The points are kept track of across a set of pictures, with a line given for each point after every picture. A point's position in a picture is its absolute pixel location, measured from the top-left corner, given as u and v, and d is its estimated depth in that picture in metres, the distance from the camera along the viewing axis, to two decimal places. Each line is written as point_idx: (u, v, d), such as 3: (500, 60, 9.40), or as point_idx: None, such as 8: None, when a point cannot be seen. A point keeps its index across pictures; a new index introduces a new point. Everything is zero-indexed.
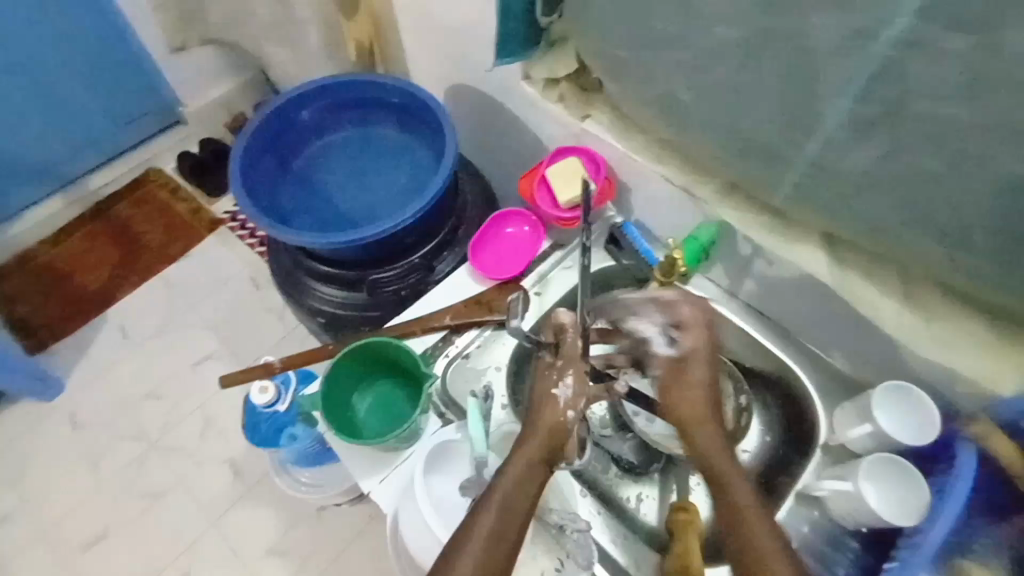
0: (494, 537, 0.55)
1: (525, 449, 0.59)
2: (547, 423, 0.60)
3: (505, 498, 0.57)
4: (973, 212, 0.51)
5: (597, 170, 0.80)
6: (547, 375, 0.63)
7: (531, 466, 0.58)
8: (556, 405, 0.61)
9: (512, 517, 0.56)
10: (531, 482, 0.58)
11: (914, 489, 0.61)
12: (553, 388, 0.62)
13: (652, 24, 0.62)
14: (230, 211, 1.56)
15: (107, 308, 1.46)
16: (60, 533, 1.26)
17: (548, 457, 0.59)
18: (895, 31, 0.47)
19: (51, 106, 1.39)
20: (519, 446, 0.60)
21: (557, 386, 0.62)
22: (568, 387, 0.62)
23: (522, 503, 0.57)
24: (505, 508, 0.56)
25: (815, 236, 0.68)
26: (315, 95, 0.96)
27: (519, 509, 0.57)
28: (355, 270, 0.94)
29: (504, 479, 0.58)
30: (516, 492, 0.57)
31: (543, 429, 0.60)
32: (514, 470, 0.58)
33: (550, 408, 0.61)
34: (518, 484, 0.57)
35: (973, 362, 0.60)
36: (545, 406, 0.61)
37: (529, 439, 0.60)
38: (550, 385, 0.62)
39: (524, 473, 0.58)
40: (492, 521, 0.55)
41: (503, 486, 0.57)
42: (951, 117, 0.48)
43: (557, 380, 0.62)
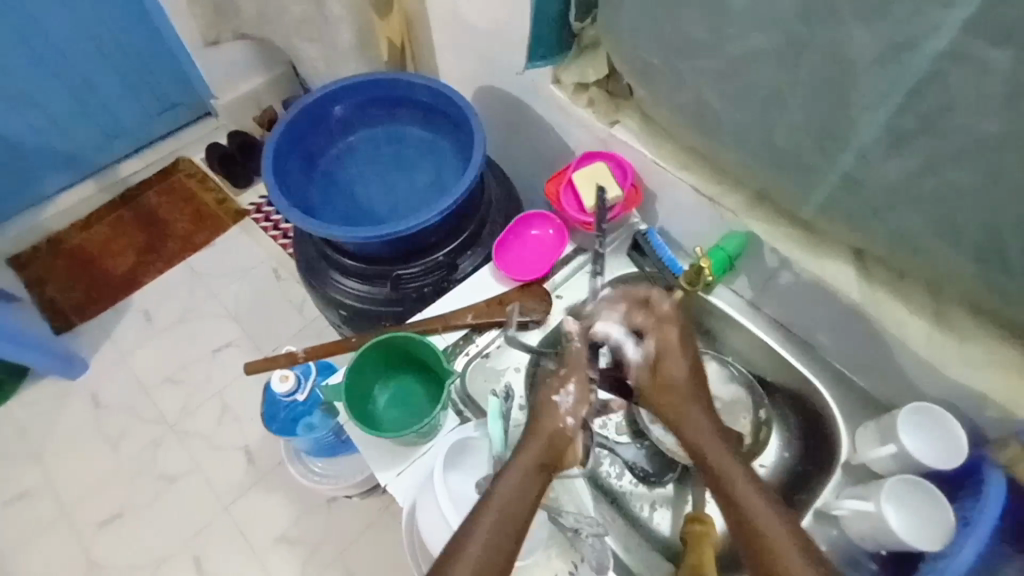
0: (494, 543, 0.56)
1: (527, 451, 0.62)
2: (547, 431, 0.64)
3: (505, 506, 0.58)
4: (1011, 233, 0.50)
5: (624, 176, 0.80)
6: (548, 383, 0.67)
7: (532, 473, 0.60)
8: (555, 412, 0.65)
9: (512, 523, 0.58)
10: (533, 485, 0.60)
11: (938, 512, 0.59)
12: (555, 395, 0.66)
13: (685, 31, 0.62)
14: (255, 203, 1.59)
15: (131, 292, 1.49)
16: (78, 511, 1.29)
17: (548, 462, 0.62)
18: (937, 45, 0.46)
19: (87, 94, 1.43)
20: (520, 450, 0.62)
21: (558, 393, 0.66)
22: (570, 395, 0.66)
23: (522, 507, 0.58)
24: (505, 515, 0.58)
25: (843, 250, 0.67)
26: (347, 91, 0.97)
27: (519, 513, 0.58)
28: (379, 265, 0.95)
29: (504, 487, 0.59)
30: (516, 500, 0.59)
31: (542, 437, 0.63)
32: (515, 476, 0.60)
33: (550, 414, 0.65)
34: (520, 486, 0.59)
35: (1003, 384, 0.59)
36: (545, 412, 0.65)
37: (528, 446, 0.62)
38: (550, 392, 0.66)
39: (524, 482, 0.60)
40: (491, 527, 0.57)
41: (503, 494, 0.59)
42: (991, 135, 0.47)
43: (559, 387, 0.66)
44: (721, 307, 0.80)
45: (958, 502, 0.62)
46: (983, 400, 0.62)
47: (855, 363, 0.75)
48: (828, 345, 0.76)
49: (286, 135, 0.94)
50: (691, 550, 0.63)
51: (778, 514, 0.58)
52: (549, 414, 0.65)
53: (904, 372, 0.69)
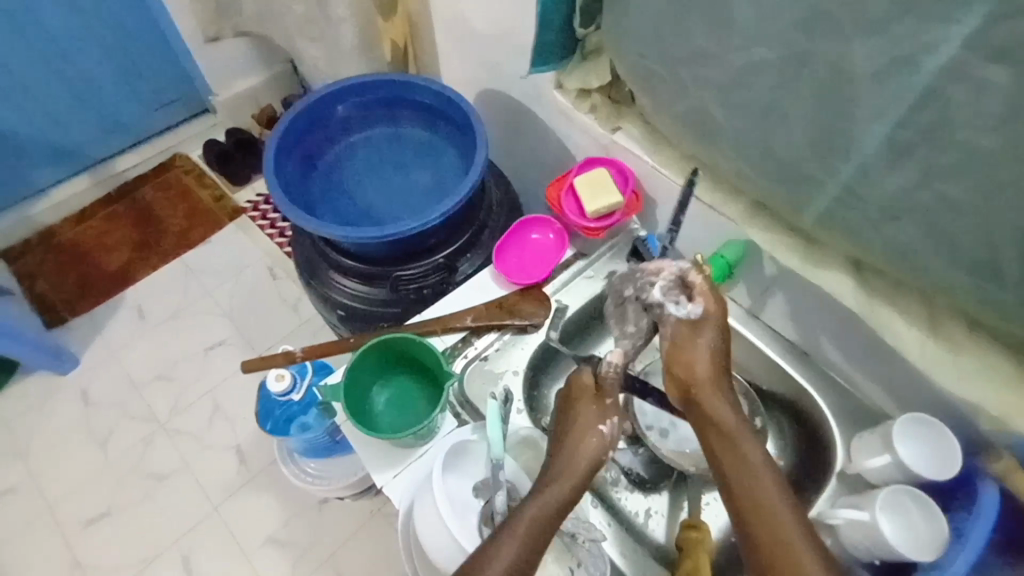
0: (515, 566, 0.56)
1: (558, 485, 0.61)
2: (587, 453, 0.64)
3: (530, 529, 0.58)
4: (1007, 247, 0.51)
5: (625, 182, 0.81)
6: (591, 408, 0.67)
7: (565, 500, 0.60)
8: (594, 440, 0.64)
9: (535, 546, 0.57)
10: (558, 514, 0.59)
11: (932, 524, 0.60)
12: (601, 426, 0.65)
13: (689, 41, 0.63)
14: (251, 200, 1.58)
15: (124, 288, 1.48)
16: (65, 508, 1.27)
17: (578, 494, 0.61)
18: (939, 60, 0.47)
19: (83, 88, 1.43)
20: (552, 472, 0.62)
21: (602, 424, 0.66)
22: (613, 425, 0.66)
23: (547, 532, 0.58)
24: (530, 537, 0.57)
25: (842, 260, 0.68)
26: (349, 91, 0.97)
27: (544, 537, 0.58)
28: (378, 266, 0.94)
29: (529, 510, 0.59)
30: (542, 523, 0.58)
31: (583, 460, 0.63)
32: (547, 497, 0.60)
33: (589, 445, 0.64)
34: (541, 518, 0.58)
35: (999, 397, 0.59)
36: (586, 441, 0.64)
37: (563, 476, 0.62)
38: (595, 421, 0.66)
39: (552, 508, 0.59)
40: (515, 550, 0.56)
41: (530, 516, 0.58)
42: (990, 150, 0.48)
43: (605, 419, 0.66)
44: None
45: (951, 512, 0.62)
46: (979, 412, 0.63)
47: (849, 373, 0.76)
48: (824, 354, 0.77)
49: (288, 133, 0.94)
50: (686, 555, 0.63)
51: (784, 497, 0.56)
52: (592, 439, 0.64)
53: (899, 382, 0.70)
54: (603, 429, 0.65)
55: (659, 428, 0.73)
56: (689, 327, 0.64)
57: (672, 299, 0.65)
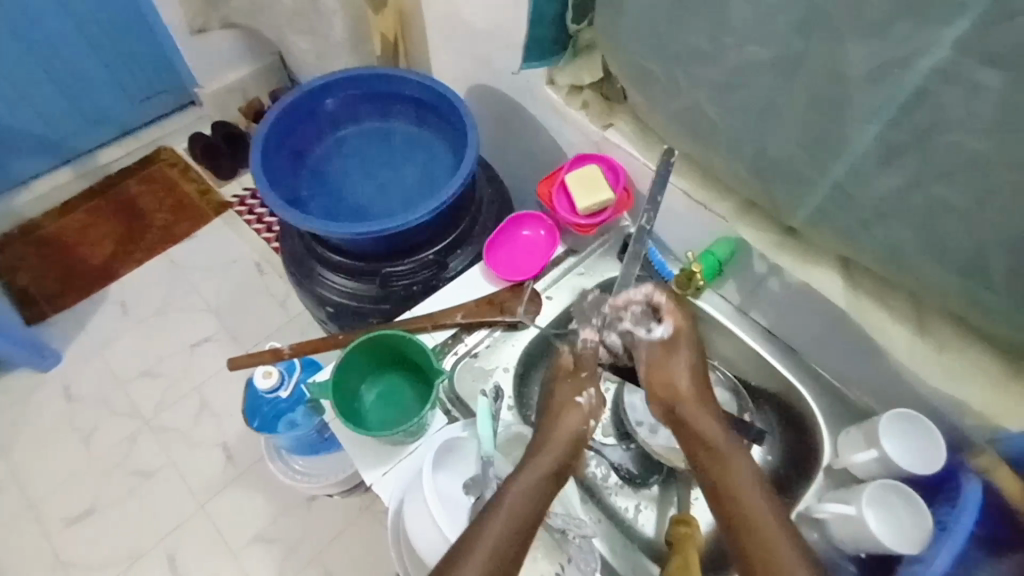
0: (500, 549, 0.56)
1: (540, 454, 0.64)
2: (566, 433, 0.66)
3: (513, 510, 0.58)
4: (992, 247, 0.52)
5: (617, 179, 0.81)
6: (567, 384, 0.70)
7: (544, 475, 0.62)
8: (574, 415, 0.67)
9: (518, 526, 0.58)
10: (544, 487, 0.61)
11: (917, 518, 0.61)
12: (577, 396, 0.69)
13: (683, 39, 0.63)
14: (238, 195, 1.56)
15: (108, 283, 1.45)
16: (46, 507, 1.25)
17: (560, 469, 0.63)
18: (931, 61, 0.47)
19: (65, 78, 1.39)
20: (533, 453, 0.64)
21: (580, 395, 0.69)
22: (591, 396, 0.69)
23: (529, 512, 0.59)
24: (513, 518, 0.58)
25: (831, 259, 0.68)
26: (339, 85, 0.96)
27: (527, 516, 0.59)
28: (368, 262, 0.94)
29: (512, 490, 0.60)
30: (524, 503, 0.59)
31: (562, 437, 0.66)
32: (529, 474, 0.61)
33: (571, 416, 0.67)
34: (527, 489, 0.60)
35: (983, 395, 0.61)
36: (567, 412, 0.67)
37: (541, 451, 0.64)
38: (572, 394, 0.69)
39: (532, 488, 0.60)
40: (498, 533, 0.57)
41: (511, 496, 0.59)
42: (979, 152, 0.48)
43: (580, 390, 0.69)
44: (710, 313, 0.80)
45: (934, 508, 0.63)
46: (964, 409, 0.64)
47: (837, 370, 0.77)
48: (812, 352, 0.78)
49: (276, 127, 0.93)
50: (675, 551, 0.64)
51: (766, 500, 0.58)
52: (569, 416, 0.67)
53: (884, 379, 0.71)
54: (582, 401, 0.68)
55: (648, 424, 0.73)
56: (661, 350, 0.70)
57: (643, 326, 0.71)
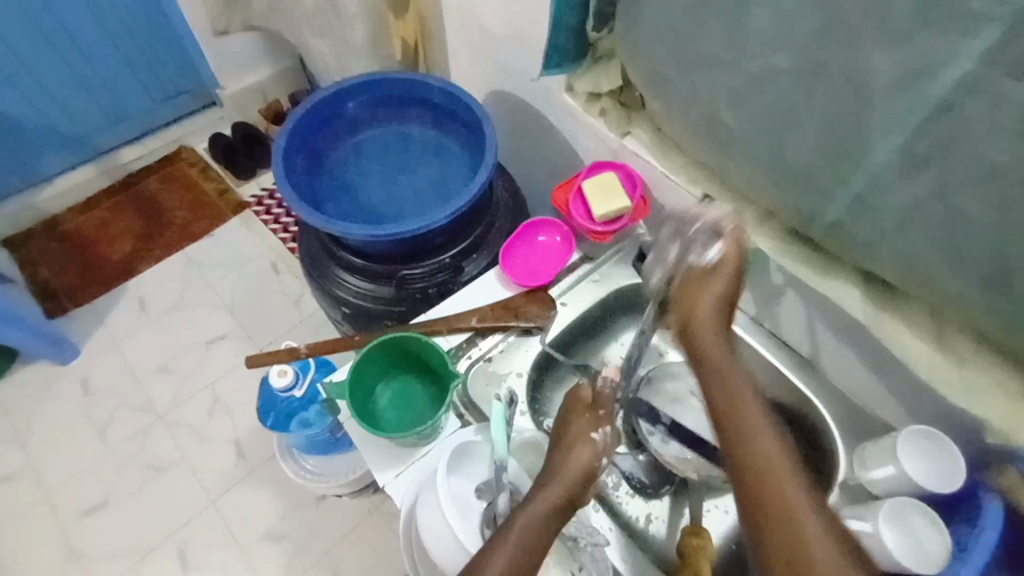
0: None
1: (550, 489, 0.61)
2: (575, 469, 0.63)
3: (512, 554, 0.56)
4: (1016, 260, 0.51)
5: (634, 188, 0.80)
6: (586, 419, 0.67)
7: (549, 515, 0.59)
8: (590, 449, 0.65)
9: (516, 572, 0.56)
10: (551, 522, 0.59)
11: (936, 537, 0.59)
12: (594, 432, 0.66)
13: (705, 48, 0.63)
14: (256, 195, 1.58)
15: (127, 278, 1.48)
16: (62, 497, 1.27)
17: (567, 503, 0.61)
18: (957, 74, 0.47)
19: (92, 77, 1.43)
20: (540, 489, 0.61)
21: (596, 431, 0.66)
22: (607, 433, 0.66)
23: (527, 560, 0.57)
24: (513, 563, 0.56)
25: (850, 270, 0.68)
26: (361, 88, 0.98)
27: (524, 564, 0.56)
28: (384, 264, 0.94)
29: (510, 535, 0.57)
30: (524, 549, 0.57)
31: (572, 475, 0.63)
32: (531, 516, 0.59)
33: (585, 452, 0.64)
34: (536, 521, 0.59)
35: (1004, 413, 0.59)
36: (581, 448, 0.64)
37: (547, 486, 0.62)
38: (588, 428, 0.66)
39: (531, 533, 0.58)
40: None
41: (508, 544, 0.57)
42: (1003, 165, 0.48)
43: (598, 426, 0.67)
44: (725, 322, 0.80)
45: (954, 527, 0.62)
46: (984, 426, 0.63)
47: (853, 384, 0.76)
48: (828, 365, 0.77)
49: (298, 128, 0.95)
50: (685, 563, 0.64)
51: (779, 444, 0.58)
52: (580, 452, 0.64)
53: (902, 394, 0.70)
54: (597, 439, 0.65)
55: (660, 434, 0.72)
56: (702, 273, 0.69)
57: (698, 246, 0.70)
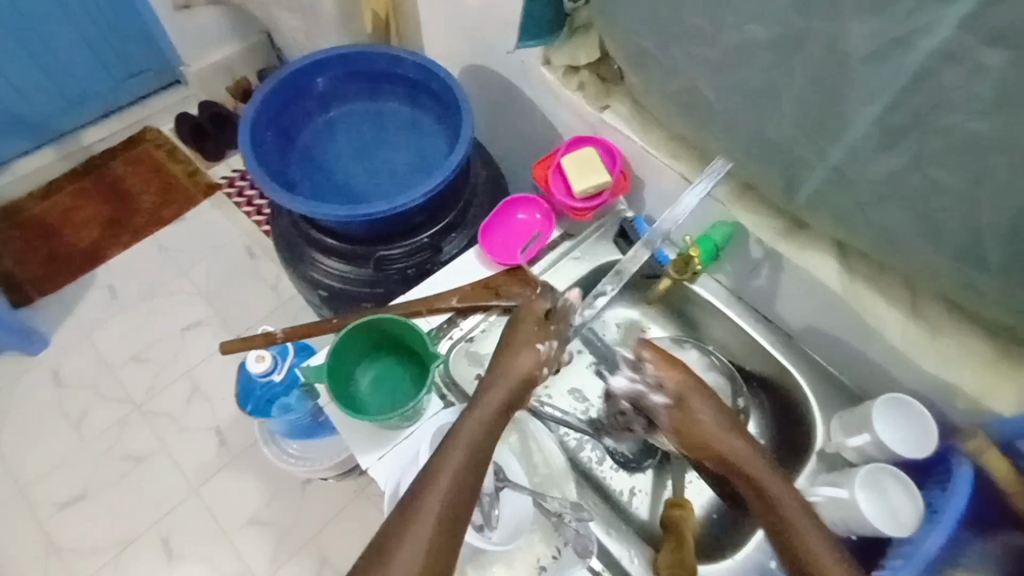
0: (453, 497, 0.54)
1: (498, 388, 0.61)
2: (516, 372, 0.62)
3: (459, 466, 0.56)
4: (992, 231, 0.52)
5: (613, 162, 0.79)
6: (531, 328, 0.66)
7: (491, 421, 0.60)
8: (535, 358, 0.64)
9: (468, 474, 0.56)
10: (498, 423, 0.60)
11: (909, 500, 0.61)
12: (540, 343, 0.65)
13: (682, 19, 0.61)
14: (227, 176, 1.52)
15: (94, 267, 1.43)
16: (38, 492, 1.24)
17: (513, 401, 0.61)
18: (934, 42, 0.46)
19: (44, 56, 1.35)
20: (479, 398, 0.61)
21: (541, 342, 0.65)
22: (553, 343, 0.65)
23: (469, 470, 0.56)
24: (457, 477, 0.55)
25: (828, 243, 0.69)
26: (331, 62, 0.94)
27: (467, 474, 0.56)
28: (360, 245, 0.92)
29: (451, 451, 0.57)
30: (474, 451, 0.57)
31: (514, 377, 0.62)
32: (479, 415, 0.59)
33: (529, 358, 0.63)
34: (485, 425, 0.59)
35: (975, 379, 0.62)
36: (523, 355, 0.64)
37: (494, 387, 0.61)
38: (535, 339, 0.65)
39: (479, 436, 0.58)
40: (444, 495, 0.54)
41: (458, 448, 0.57)
42: (977, 133, 0.48)
43: (543, 337, 0.65)
44: (706, 298, 0.80)
45: (925, 489, 0.64)
46: (954, 392, 0.64)
47: (831, 355, 0.77)
48: (806, 337, 0.78)
49: (265, 106, 0.91)
50: (669, 533, 0.66)
51: (817, 527, 0.57)
52: (523, 358, 0.63)
53: (878, 365, 0.71)
54: (542, 349, 0.64)
55: None
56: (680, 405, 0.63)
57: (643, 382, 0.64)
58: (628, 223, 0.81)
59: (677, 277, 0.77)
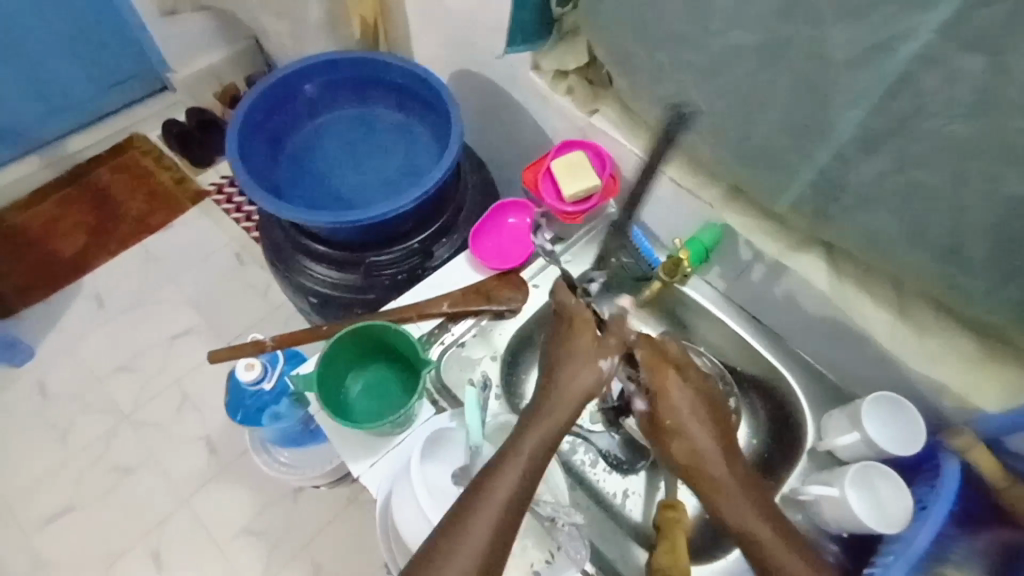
0: (508, 513, 0.56)
1: (560, 407, 0.61)
2: (579, 389, 0.62)
3: (518, 483, 0.57)
4: (974, 232, 0.52)
5: (603, 165, 0.79)
6: (584, 342, 0.64)
7: (553, 437, 0.60)
8: (593, 374, 0.62)
9: (523, 491, 0.57)
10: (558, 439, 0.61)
11: (898, 497, 0.62)
12: (602, 360, 0.63)
13: (668, 24, 0.62)
14: (215, 183, 1.51)
15: (81, 276, 1.41)
16: (23, 505, 1.22)
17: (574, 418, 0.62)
18: (914, 47, 0.47)
19: (28, 63, 1.33)
20: (539, 414, 0.61)
21: (603, 359, 0.63)
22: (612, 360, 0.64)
23: (521, 488, 0.57)
24: (516, 495, 0.57)
25: (815, 244, 0.69)
26: (319, 69, 0.93)
27: (520, 493, 0.57)
28: (350, 251, 0.92)
29: (505, 468, 0.58)
30: (533, 468, 0.58)
31: (575, 394, 0.62)
32: (538, 433, 0.60)
33: (586, 373, 0.62)
34: (544, 443, 0.60)
35: (961, 377, 0.62)
36: (584, 370, 0.63)
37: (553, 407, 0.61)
38: (595, 356, 0.64)
39: (538, 453, 0.59)
40: (500, 510, 0.56)
41: (516, 466, 0.58)
42: (958, 136, 0.49)
43: (604, 353, 0.64)
44: (695, 299, 0.80)
45: (914, 487, 0.65)
46: (940, 391, 0.65)
47: (821, 355, 0.77)
48: (796, 337, 0.79)
49: (253, 112, 0.90)
50: (663, 534, 0.65)
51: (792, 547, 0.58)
52: (586, 374, 0.62)
53: (867, 364, 0.72)
54: (604, 366, 0.63)
55: None
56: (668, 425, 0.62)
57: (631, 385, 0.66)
58: (619, 225, 0.81)
59: (667, 279, 0.76)
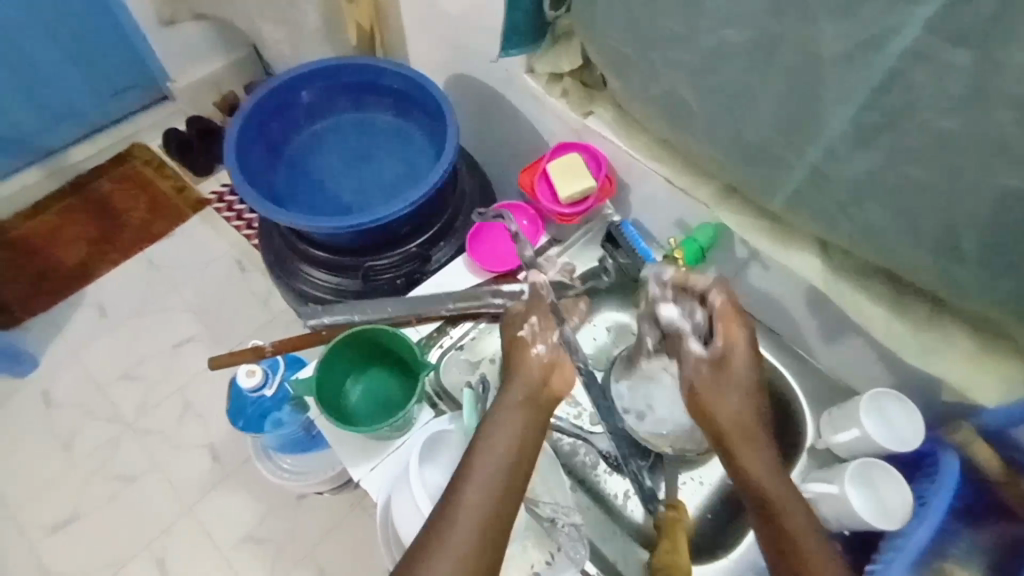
0: (488, 502, 0.57)
1: (513, 387, 0.64)
2: (530, 371, 0.65)
3: (489, 473, 0.58)
4: (967, 225, 0.52)
5: (598, 167, 0.80)
6: (512, 324, 0.69)
7: (510, 419, 0.62)
8: (526, 346, 0.67)
9: (495, 481, 0.58)
10: (522, 418, 0.62)
11: (896, 493, 0.62)
12: (522, 331, 0.67)
13: (659, 25, 0.62)
14: (216, 191, 1.52)
15: (83, 285, 1.42)
16: (29, 515, 1.23)
17: (532, 395, 0.64)
18: (903, 43, 0.48)
19: (28, 75, 1.34)
20: (500, 399, 0.64)
21: (523, 328, 0.68)
22: (532, 325, 0.68)
23: (495, 484, 0.58)
24: (489, 485, 0.57)
25: (811, 241, 0.69)
26: (316, 76, 0.94)
27: (494, 488, 0.57)
28: (348, 256, 0.93)
29: (474, 462, 0.59)
30: (501, 454, 0.59)
31: (528, 372, 0.65)
32: (501, 418, 0.62)
33: (521, 349, 0.67)
34: (507, 427, 0.61)
35: (958, 372, 0.62)
36: (515, 347, 0.67)
37: (511, 386, 0.65)
38: (516, 330, 0.68)
39: (503, 437, 0.60)
40: (477, 504, 0.56)
41: (482, 455, 0.59)
42: (948, 131, 0.49)
43: (523, 324, 0.68)
44: None
45: (914, 484, 0.65)
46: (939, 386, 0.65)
47: (821, 352, 0.77)
48: (794, 335, 0.79)
49: (250, 119, 0.91)
50: (663, 534, 0.66)
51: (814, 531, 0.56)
52: (524, 354, 0.66)
53: (865, 360, 0.72)
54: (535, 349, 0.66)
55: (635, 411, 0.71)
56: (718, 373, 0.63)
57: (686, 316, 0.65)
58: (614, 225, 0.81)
59: None
